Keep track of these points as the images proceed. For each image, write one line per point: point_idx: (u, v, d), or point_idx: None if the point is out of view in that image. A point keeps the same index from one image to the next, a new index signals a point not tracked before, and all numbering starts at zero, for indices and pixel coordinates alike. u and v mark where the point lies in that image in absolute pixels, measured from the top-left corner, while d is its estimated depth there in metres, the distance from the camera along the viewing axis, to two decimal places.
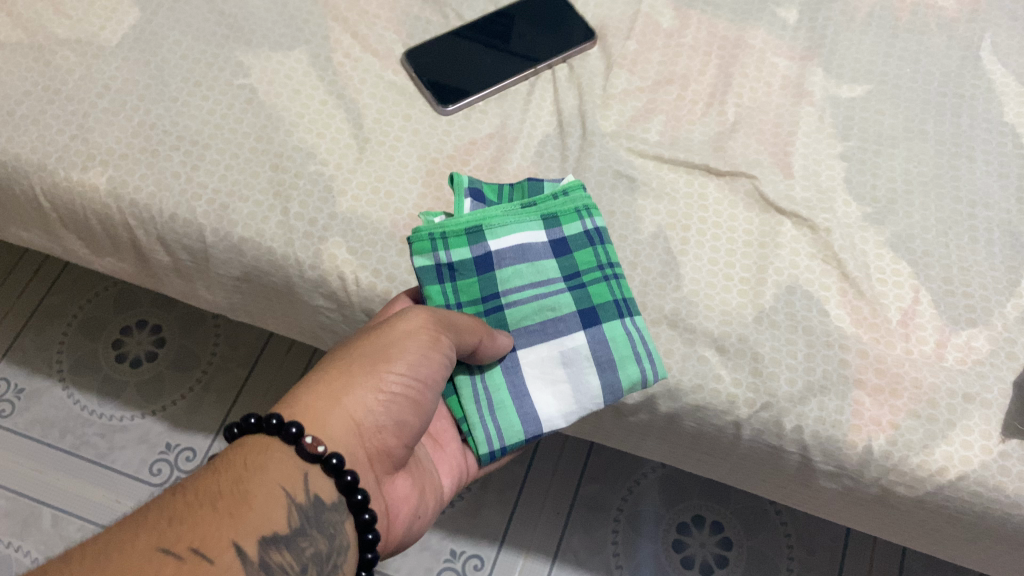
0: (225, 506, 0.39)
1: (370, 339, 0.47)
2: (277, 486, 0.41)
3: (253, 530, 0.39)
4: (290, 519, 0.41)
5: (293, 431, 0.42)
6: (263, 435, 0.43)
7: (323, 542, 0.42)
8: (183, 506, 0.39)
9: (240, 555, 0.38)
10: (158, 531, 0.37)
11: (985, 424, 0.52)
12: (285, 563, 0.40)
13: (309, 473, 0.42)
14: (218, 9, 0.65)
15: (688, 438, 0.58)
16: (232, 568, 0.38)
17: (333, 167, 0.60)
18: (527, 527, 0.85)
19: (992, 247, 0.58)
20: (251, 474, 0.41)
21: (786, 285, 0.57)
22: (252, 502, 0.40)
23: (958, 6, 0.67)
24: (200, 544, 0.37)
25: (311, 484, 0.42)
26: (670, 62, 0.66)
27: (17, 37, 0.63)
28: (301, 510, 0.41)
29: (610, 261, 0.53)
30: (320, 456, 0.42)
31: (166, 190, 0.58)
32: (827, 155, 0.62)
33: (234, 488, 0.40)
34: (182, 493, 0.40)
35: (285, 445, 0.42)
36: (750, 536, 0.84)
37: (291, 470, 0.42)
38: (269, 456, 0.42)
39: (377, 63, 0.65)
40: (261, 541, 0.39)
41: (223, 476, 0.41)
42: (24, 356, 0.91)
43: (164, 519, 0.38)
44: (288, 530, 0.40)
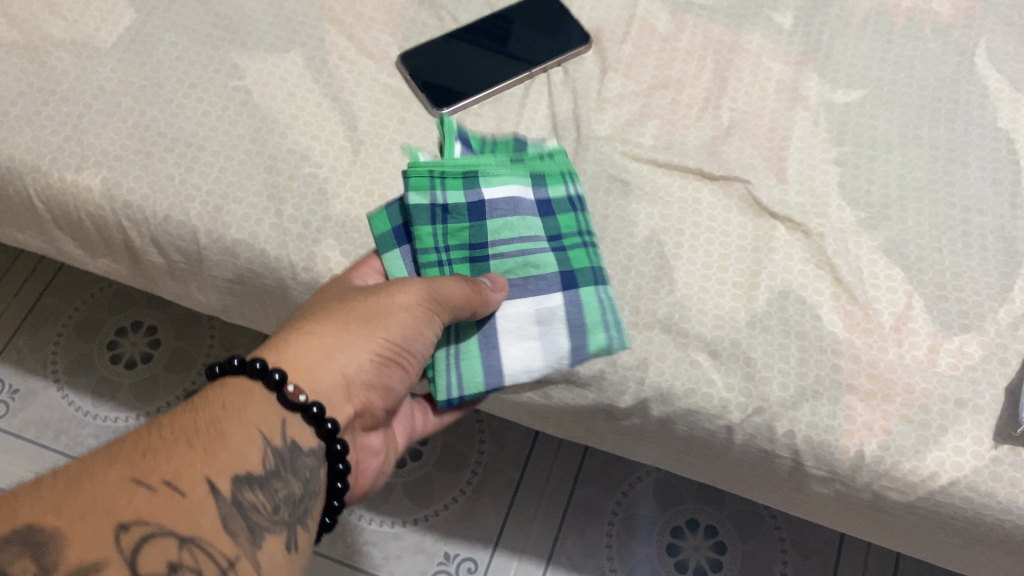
0: (199, 443, 0.41)
1: (369, 300, 0.49)
2: (252, 430, 0.44)
3: (225, 467, 0.41)
4: (264, 460, 0.43)
5: (275, 377, 0.45)
6: (246, 377, 0.45)
7: (295, 486, 0.45)
8: (158, 440, 0.41)
9: (212, 492, 0.40)
10: (131, 462, 0.39)
11: (977, 430, 0.52)
12: (257, 502, 0.42)
13: (288, 418, 0.45)
14: (214, 11, 0.65)
15: (681, 442, 0.58)
16: (203, 502, 0.40)
17: (327, 169, 0.60)
18: (522, 530, 0.85)
19: (985, 253, 0.58)
20: (229, 415, 0.43)
21: (779, 290, 0.57)
22: (227, 443, 0.42)
23: (953, 11, 0.67)
24: (173, 478, 0.39)
25: (287, 430, 0.45)
26: (666, 66, 0.66)
27: (12, 38, 0.63)
28: (276, 453, 0.44)
29: (588, 229, 0.57)
30: (302, 406, 0.46)
31: (160, 192, 0.58)
32: (821, 160, 0.62)
33: (211, 427, 0.42)
34: (157, 428, 0.41)
35: (267, 390, 0.45)
36: (744, 539, 0.84)
37: (269, 414, 0.45)
38: (249, 399, 0.45)
39: (372, 66, 0.65)
40: (233, 480, 0.41)
41: (200, 414, 0.43)
42: (18, 357, 0.91)
43: (138, 452, 0.40)
44: (261, 470, 0.43)
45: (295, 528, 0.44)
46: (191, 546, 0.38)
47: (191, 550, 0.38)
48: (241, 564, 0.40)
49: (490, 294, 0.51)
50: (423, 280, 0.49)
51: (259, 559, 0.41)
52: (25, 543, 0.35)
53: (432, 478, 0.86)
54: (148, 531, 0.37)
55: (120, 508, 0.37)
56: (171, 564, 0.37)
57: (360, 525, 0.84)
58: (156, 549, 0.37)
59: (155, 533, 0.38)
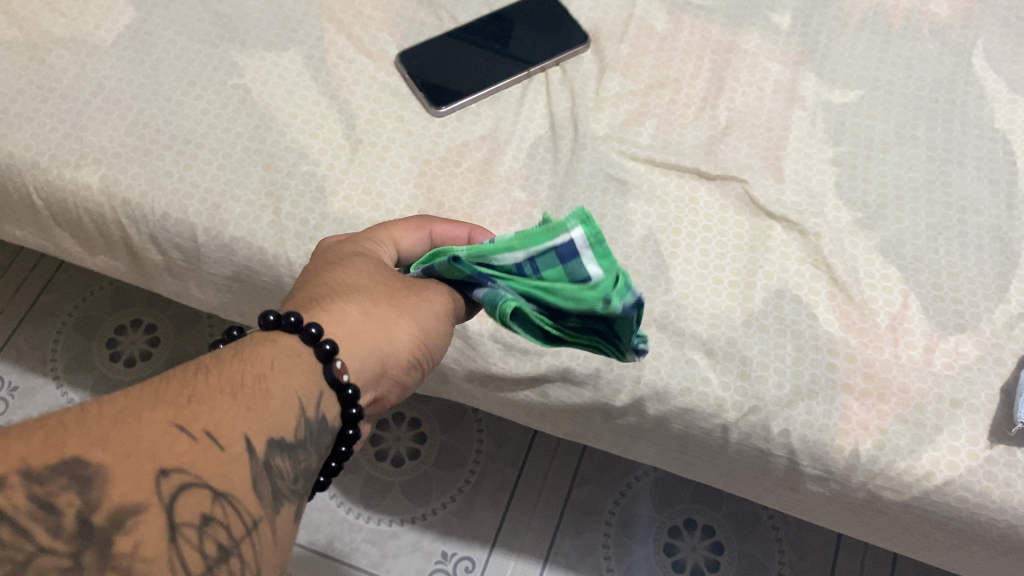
0: (244, 398, 0.35)
1: (413, 281, 0.44)
2: (295, 396, 0.37)
3: (268, 428, 0.35)
4: (298, 428, 0.37)
5: (327, 347, 0.38)
6: (297, 338, 0.38)
7: (316, 460, 0.38)
8: (202, 385, 0.34)
9: (250, 450, 0.34)
10: (174, 406, 0.32)
11: (972, 429, 0.52)
12: (285, 469, 0.36)
13: (322, 395, 0.38)
14: (213, 9, 0.66)
15: (676, 441, 0.58)
16: (239, 463, 0.34)
17: (326, 167, 0.60)
18: (519, 529, 0.85)
19: (981, 254, 0.58)
20: (276, 374, 0.37)
21: (775, 290, 0.57)
22: (271, 400, 0.36)
23: (951, 12, 0.67)
24: (215, 430, 0.33)
25: (323, 405, 0.38)
26: (664, 66, 0.66)
27: (12, 35, 0.63)
28: (307, 424, 0.37)
29: None
30: (341, 386, 0.38)
31: (159, 189, 0.58)
32: (818, 160, 0.62)
33: (256, 383, 0.36)
34: (202, 372, 0.35)
35: (316, 361, 0.38)
36: (741, 539, 0.84)
37: (310, 382, 0.38)
38: (296, 364, 0.37)
39: (371, 65, 0.65)
40: (270, 442, 0.35)
41: (247, 365, 0.36)
42: (18, 354, 0.91)
43: (181, 396, 0.33)
44: (294, 439, 0.36)
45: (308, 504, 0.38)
46: (223, 502, 0.33)
47: (224, 505, 0.33)
48: (264, 527, 0.34)
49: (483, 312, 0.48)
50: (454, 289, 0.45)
51: (280, 527, 0.35)
52: (69, 475, 0.30)
53: (431, 477, 0.87)
54: (184, 480, 0.31)
55: (161, 453, 0.31)
56: (204, 516, 0.31)
57: (359, 523, 0.84)
58: (192, 499, 0.31)
59: (193, 483, 0.32)
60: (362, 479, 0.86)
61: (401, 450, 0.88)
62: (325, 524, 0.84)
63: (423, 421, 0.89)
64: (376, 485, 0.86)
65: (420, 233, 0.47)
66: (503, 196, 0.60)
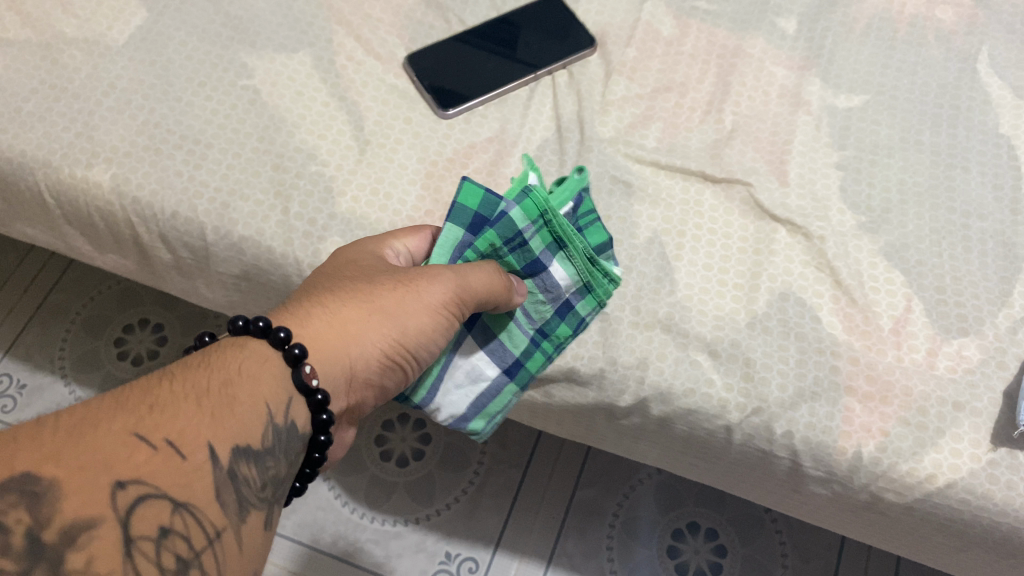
0: (208, 406, 0.38)
1: (410, 279, 0.47)
2: (262, 403, 0.41)
3: (231, 437, 0.39)
4: (265, 435, 0.41)
5: (296, 352, 0.42)
6: (265, 342, 0.43)
7: (285, 466, 0.42)
8: (167, 395, 0.38)
9: (212, 459, 0.38)
10: (136, 417, 0.36)
11: (975, 432, 0.52)
12: (249, 476, 0.39)
13: (292, 398, 0.42)
14: (224, 11, 0.66)
15: (679, 442, 0.58)
16: (203, 469, 0.37)
17: (334, 168, 0.61)
18: (522, 531, 0.85)
19: (985, 258, 0.58)
20: (241, 380, 0.40)
21: (779, 292, 0.57)
22: (236, 408, 0.39)
23: (956, 19, 0.67)
24: (176, 438, 0.36)
25: (291, 410, 0.42)
26: (670, 70, 0.66)
27: (26, 36, 0.63)
28: (275, 429, 0.41)
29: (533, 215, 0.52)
30: (310, 391, 0.42)
31: (168, 188, 0.59)
32: (823, 164, 0.62)
33: (222, 390, 0.39)
34: (168, 379, 0.39)
35: (284, 363, 0.42)
36: (745, 543, 0.84)
37: (278, 390, 0.42)
38: (265, 369, 0.42)
39: (379, 67, 0.66)
40: (234, 451, 0.39)
41: (213, 373, 0.40)
42: (27, 352, 0.92)
43: (144, 406, 0.37)
44: (260, 445, 0.40)
45: (275, 509, 0.42)
46: (183, 512, 0.36)
47: (184, 517, 0.36)
48: (227, 536, 0.38)
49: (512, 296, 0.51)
50: (453, 271, 0.48)
51: (240, 534, 0.38)
52: (20, 492, 0.32)
53: (435, 477, 0.87)
54: (143, 492, 0.35)
55: (120, 464, 0.34)
56: (161, 530, 0.35)
57: (363, 523, 0.85)
58: (152, 510, 0.35)
59: (151, 495, 0.35)
60: (366, 479, 0.87)
61: (405, 450, 0.88)
62: (328, 523, 0.85)
63: (428, 422, 0.90)
64: (380, 485, 0.86)
65: (418, 239, 0.53)
66: None
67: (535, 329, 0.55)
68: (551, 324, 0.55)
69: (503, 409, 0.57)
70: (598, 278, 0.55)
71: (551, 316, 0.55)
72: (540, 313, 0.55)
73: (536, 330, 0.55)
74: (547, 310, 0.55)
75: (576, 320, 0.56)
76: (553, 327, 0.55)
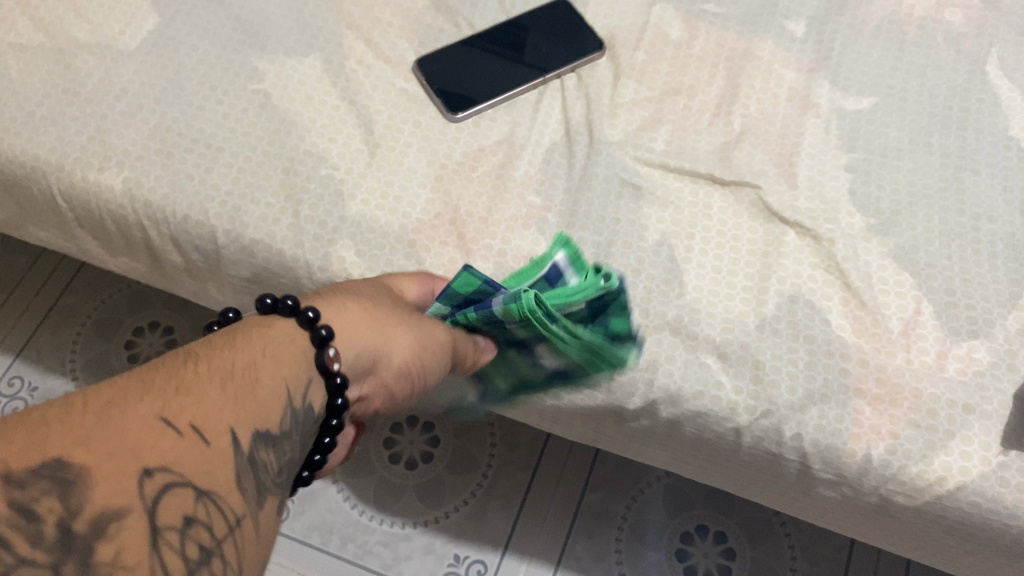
0: (232, 388, 0.36)
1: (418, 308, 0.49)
2: (285, 384, 0.39)
3: (253, 421, 0.36)
4: (283, 419, 0.38)
5: (322, 334, 0.41)
6: (292, 322, 0.41)
7: (299, 451, 0.40)
8: (193, 376, 0.35)
9: (234, 445, 0.35)
10: (163, 398, 0.34)
11: (985, 435, 0.52)
12: (268, 461, 0.37)
13: (314, 381, 0.41)
14: (234, 15, 0.67)
15: (689, 444, 0.58)
16: (225, 455, 0.35)
17: (344, 171, 0.61)
18: (532, 533, 0.85)
19: (995, 260, 0.58)
20: (265, 362, 0.39)
21: (788, 294, 0.57)
22: (259, 393, 0.37)
23: (965, 21, 0.67)
24: (201, 423, 0.34)
25: (311, 391, 0.40)
26: (678, 72, 0.67)
27: (39, 40, 0.64)
28: (295, 412, 0.39)
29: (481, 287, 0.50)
30: (330, 373, 0.41)
31: (180, 192, 0.59)
32: (832, 166, 0.62)
33: (245, 371, 0.37)
34: (191, 360, 0.36)
35: (308, 344, 0.41)
36: (754, 546, 0.84)
37: (300, 371, 0.40)
38: (293, 349, 0.40)
39: (389, 71, 0.66)
40: (256, 435, 0.36)
41: (237, 354, 0.38)
42: (38, 355, 0.92)
43: (171, 387, 0.34)
44: (280, 429, 0.38)
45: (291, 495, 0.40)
46: (206, 500, 0.33)
47: (206, 505, 0.33)
48: (248, 525, 0.35)
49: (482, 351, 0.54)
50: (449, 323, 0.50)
51: (262, 521, 0.36)
52: (51, 478, 0.30)
53: (443, 479, 0.87)
54: (169, 479, 0.32)
55: (146, 450, 0.32)
56: (185, 519, 0.32)
57: (372, 525, 0.85)
58: (175, 501, 0.32)
59: (176, 483, 0.33)
60: (375, 481, 0.87)
61: (414, 453, 0.88)
62: (337, 525, 0.85)
63: (436, 424, 0.90)
64: (389, 487, 0.86)
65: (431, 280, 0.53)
66: (518, 200, 0.61)
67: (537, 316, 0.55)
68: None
69: None
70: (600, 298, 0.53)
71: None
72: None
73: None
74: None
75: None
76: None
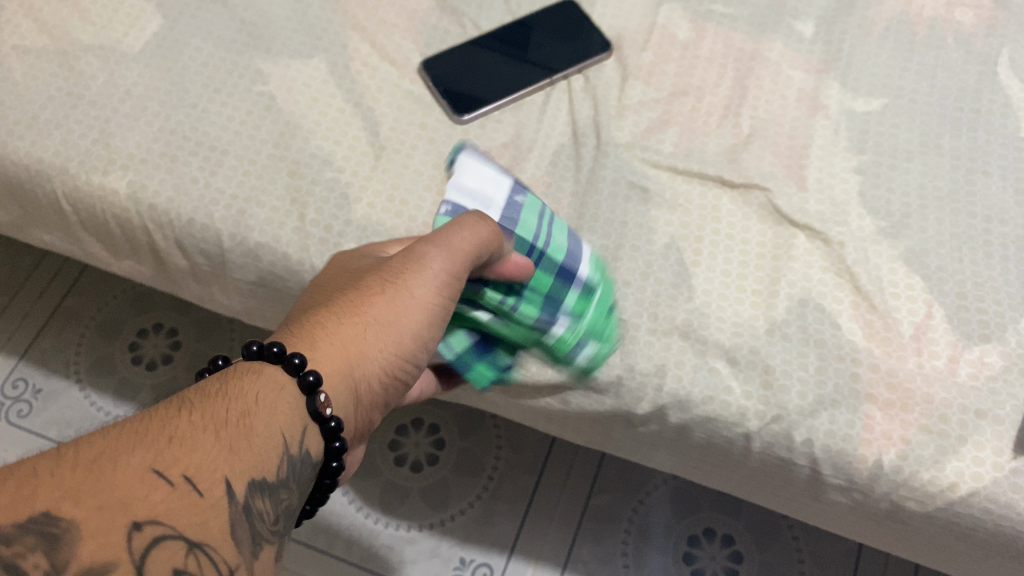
0: (228, 438, 0.35)
1: (403, 278, 0.44)
2: (280, 431, 0.38)
3: (248, 472, 0.35)
4: (281, 466, 0.37)
5: (310, 379, 0.39)
6: (263, 364, 0.39)
7: (295, 496, 0.39)
8: (186, 425, 0.34)
9: (229, 495, 0.34)
10: (156, 450, 0.32)
11: (998, 440, 0.52)
12: (264, 510, 0.36)
13: (307, 429, 0.39)
14: (239, 17, 0.66)
15: (698, 449, 0.58)
16: (219, 507, 0.34)
17: (349, 174, 0.61)
18: (538, 536, 0.85)
19: (1007, 263, 0.58)
20: (260, 410, 0.37)
21: (798, 298, 0.57)
22: (255, 444, 0.36)
23: (976, 21, 0.67)
24: (195, 474, 0.33)
25: (306, 438, 0.39)
26: (686, 73, 0.66)
27: (42, 42, 0.64)
28: (292, 460, 0.38)
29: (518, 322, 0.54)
30: (324, 418, 0.40)
31: (185, 195, 0.59)
32: (842, 168, 0.62)
33: (241, 420, 0.36)
34: (187, 407, 0.35)
35: (297, 389, 0.39)
36: (761, 549, 0.84)
37: (295, 417, 0.39)
38: (280, 398, 0.38)
39: (395, 72, 0.66)
40: (251, 485, 0.35)
41: (232, 402, 0.36)
42: (42, 357, 0.92)
43: (164, 438, 0.33)
44: (276, 477, 0.37)
45: (285, 540, 0.39)
46: (199, 553, 0.33)
47: (198, 557, 0.32)
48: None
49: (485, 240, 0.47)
50: (439, 247, 0.44)
51: (257, 572, 0.35)
52: (38, 533, 0.29)
53: (449, 483, 0.87)
54: (159, 533, 0.31)
55: (137, 503, 0.31)
56: (177, 574, 0.31)
57: (377, 529, 0.84)
58: (165, 555, 0.31)
59: (168, 536, 0.31)
60: (380, 483, 0.86)
61: (419, 456, 0.88)
62: (342, 529, 0.85)
63: (442, 426, 0.89)
64: (394, 490, 0.86)
65: (414, 241, 0.46)
66: None
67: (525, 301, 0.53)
68: (522, 215, 0.53)
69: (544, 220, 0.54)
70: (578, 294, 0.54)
71: (548, 235, 0.54)
72: (551, 284, 0.53)
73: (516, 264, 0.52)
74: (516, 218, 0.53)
75: (553, 220, 0.55)
76: (522, 223, 0.53)
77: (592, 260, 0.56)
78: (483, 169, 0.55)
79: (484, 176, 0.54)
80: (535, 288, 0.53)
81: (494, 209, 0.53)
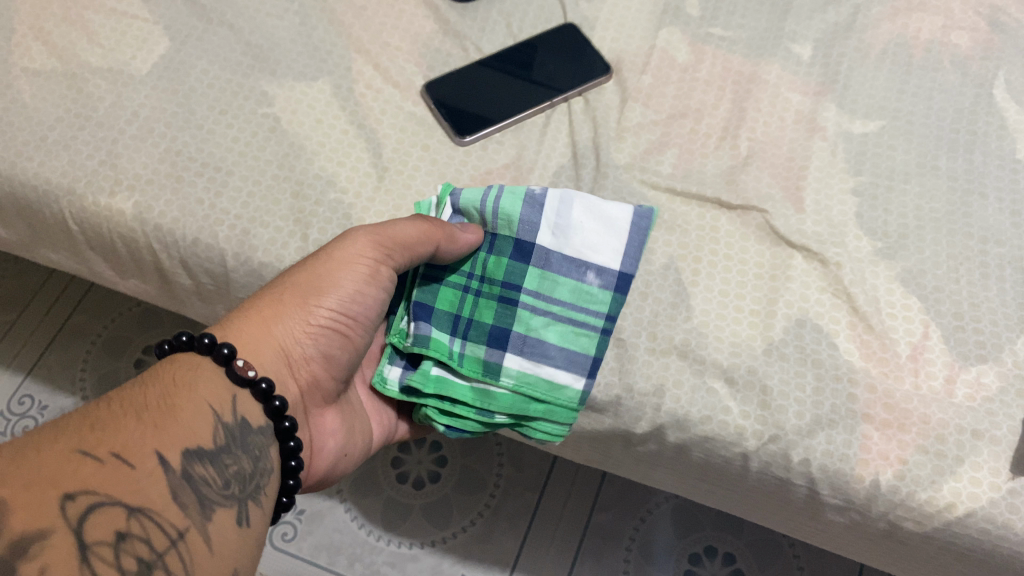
0: (149, 417, 0.39)
1: (330, 252, 0.49)
2: (205, 403, 0.42)
3: (178, 442, 0.39)
4: (214, 435, 0.41)
5: (224, 351, 0.43)
6: (193, 353, 0.44)
7: (247, 463, 0.42)
8: (106, 414, 0.38)
9: (162, 464, 0.38)
10: (78, 435, 0.36)
11: (994, 461, 0.52)
12: (207, 477, 0.40)
13: (236, 396, 0.43)
14: (244, 40, 0.68)
15: (697, 469, 0.58)
16: (154, 474, 0.37)
17: (352, 196, 0.62)
18: (539, 554, 0.85)
19: (1003, 284, 0.58)
20: (179, 388, 0.41)
21: (796, 318, 0.57)
22: (177, 416, 0.40)
23: (972, 44, 0.68)
24: (121, 450, 0.37)
25: (237, 406, 0.43)
26: (684, 96, 0.67)
27: (52, 65, 0.65)
28: (227, 428, 0.42)
29: (474, 314, 0.52)
30: (251, 380, 0.44)
31: (189, 216, 0.60)
32: (839, 190, 0.62)
33: (160, 401, 0.40)
34: (105, 403, 0.39)
35: (214, 364, 0.44)
36: (762, 568, 0.84)
37: (218, 390, 0.43)
38: (198, 373, 0.43)
39: (398, 95, 0.67)
40: (184, 454, 0.39)
41: (149, 389, 0.40)
42: (47, 374, 0.92)
43: (85, 426, 0.37)
44: (212, 445, 0.41)
45: (251, 505, 0.42)
46: (140, 517, 0.36)
47: (140, 520, 0.36)
48: (191, 536, 0.37)
49: (456, 234, 0.49)
50: (369, 231, 0.49)
51: (209, 533, 0.38)
52: None
53: (451, 500, 0.87)
54: (94, 501, 0.35)
55: (66, 478, 0.35)
56: (118, 535, 0.35)
57: (380, 545, 0.84)
58: (102, 520, 0.35)
59: (103, 503, 0.35)
60: (382, 501, 0.87)
61: (421, 473, 0.88)
62: (347, 546, 0.85)
63: (443, 443, 0.90)
64: (397, 507, 0.86)
65: None
66: None
67: (494, 329, 0.51)
68: (563, 282, 0.51)
69: (574, 313, 0.51)
70: (542, 389, 0.51)
71: (548, 318, 0.51)
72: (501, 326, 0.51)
73: (496, 274, 0.51)
74: (551, 267, 0.51)
75: (578, 329, 0.51)
76: (551, 279, 0.51)
77: (538, 379, 0.51)
78: (610, 232, 0.51)
79: (597, 237, 0.51)
80: (483, 304, 0.51)
81: (552, 241, 0.50)
